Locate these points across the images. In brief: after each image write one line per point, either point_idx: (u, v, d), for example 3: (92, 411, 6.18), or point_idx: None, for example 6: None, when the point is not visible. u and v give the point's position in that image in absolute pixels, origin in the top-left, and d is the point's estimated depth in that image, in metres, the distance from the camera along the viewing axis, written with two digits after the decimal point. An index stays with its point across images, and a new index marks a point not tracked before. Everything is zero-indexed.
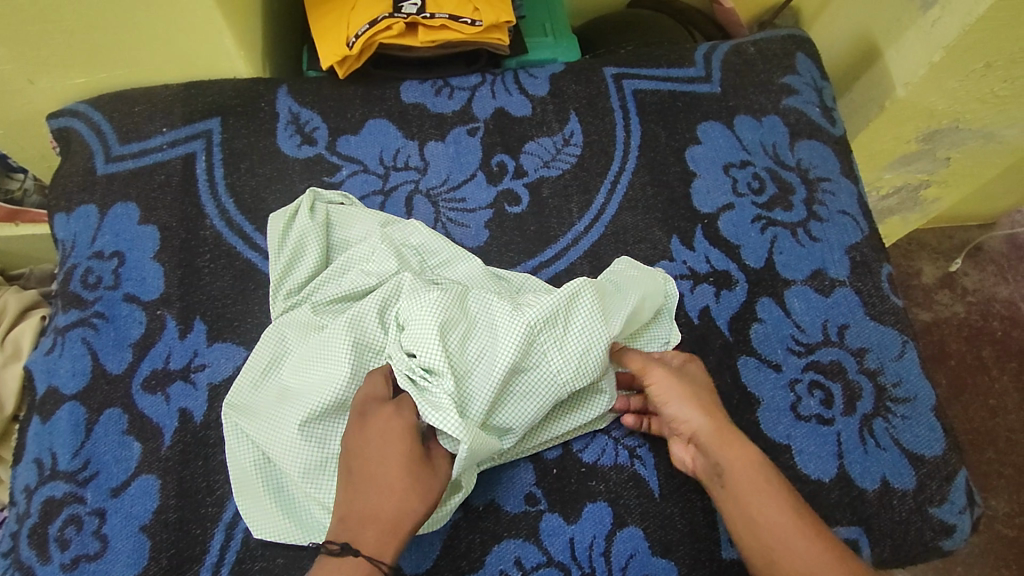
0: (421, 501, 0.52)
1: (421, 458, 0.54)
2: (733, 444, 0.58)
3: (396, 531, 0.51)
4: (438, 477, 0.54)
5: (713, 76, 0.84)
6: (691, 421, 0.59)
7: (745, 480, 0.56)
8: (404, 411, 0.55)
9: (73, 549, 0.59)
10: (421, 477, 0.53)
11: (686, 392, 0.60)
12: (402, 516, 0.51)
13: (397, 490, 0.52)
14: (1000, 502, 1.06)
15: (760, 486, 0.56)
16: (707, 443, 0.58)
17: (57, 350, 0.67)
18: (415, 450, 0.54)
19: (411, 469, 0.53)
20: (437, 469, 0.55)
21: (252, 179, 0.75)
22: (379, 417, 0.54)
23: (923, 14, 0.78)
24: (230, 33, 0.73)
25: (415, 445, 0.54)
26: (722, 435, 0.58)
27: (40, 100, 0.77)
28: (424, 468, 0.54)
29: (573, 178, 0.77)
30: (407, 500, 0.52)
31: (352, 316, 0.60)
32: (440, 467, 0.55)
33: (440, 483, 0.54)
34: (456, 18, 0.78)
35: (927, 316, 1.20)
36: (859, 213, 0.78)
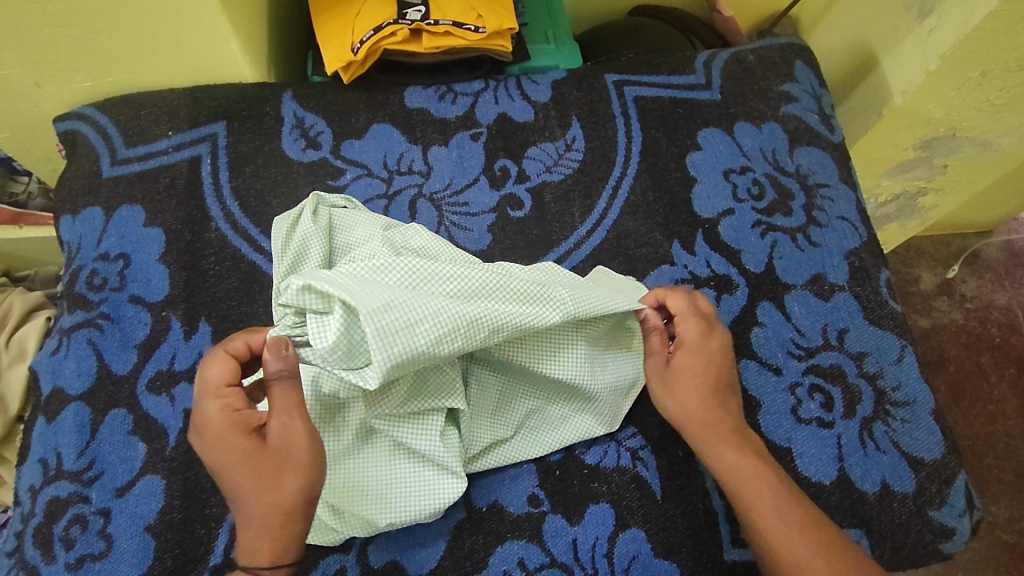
0: (285, 489, 0.51)
1: (255, 448, 0.52)
2: (722, 448, 0.59)
3: (272, 526, 0.51)
4: (291, 455, 0.51)
5: (714, 82, 0.85)
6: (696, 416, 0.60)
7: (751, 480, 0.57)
8: (223, 402, 0.54)
9: (77, 549, 0.59)
10: (264, 469, 0.51)
11: (687, 384, 0.61)
12: (270, 514, 0.51)
13: (248, 491, 0.51)
14: (999, 507, 1.07)
15: (756, 488, 0.57)
16: (698, 445, 0.60)
17: (62, 350, 0.68)
18: (242, 446, 0.52)
19: (252, 466, 0.51)
20: (282, 448, 0.51)
21: (257, 183, 0.76)
22: (201, 437, 0.53)
23: (919, 23, 0.79)
24: (236, 38, 0.74)
25: (240, 439, 0.52)
26: (711, 439, 0.59)
27: (47, 104, 0.78)
28: (263, 458, 0.52)
29: (575, 182, 0.78)
30: (264, 497, 0.51)
31: None
32: (285, 441, 0.51)
33: (293, 459, 0.51)
34: (460, 24, 0.79)
35: (925, 322, 1.21)
36: (858, 219, 0.79)
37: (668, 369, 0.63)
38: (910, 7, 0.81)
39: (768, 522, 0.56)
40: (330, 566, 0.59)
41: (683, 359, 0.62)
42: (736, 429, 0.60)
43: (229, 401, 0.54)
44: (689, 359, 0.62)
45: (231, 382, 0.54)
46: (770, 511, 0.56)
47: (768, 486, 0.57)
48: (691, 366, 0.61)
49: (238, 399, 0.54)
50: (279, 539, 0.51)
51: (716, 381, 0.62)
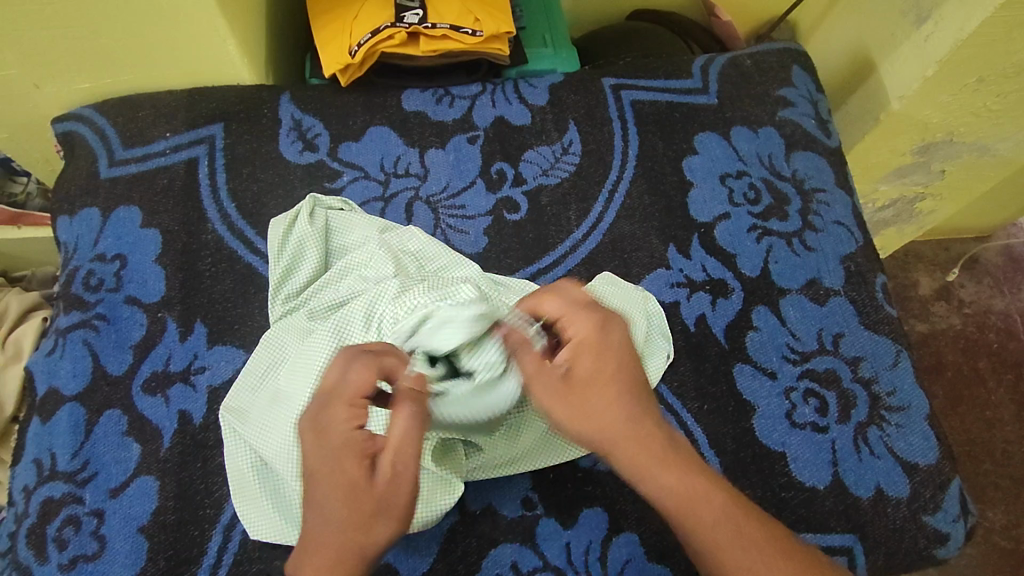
0: (372, 535, 0.45)
1: (361, 482, 0.46)
2: (664, 473, 0.50)
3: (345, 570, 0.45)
4: (391, 503, 0.46)
5: (711, 87, 0.85)
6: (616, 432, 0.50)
7: (695, 511, 0.49)
8: (350, 413, 0.47)
9: (70, 550, 0.59)
10: (365, 507, 0.45)
11: (586, 397, 0.51)
12: (348, 556, 0.45)
13: (338, 523, 0.45)
14: (996, 513, 1.07)
15: (707, 514, 0.49)
16: (635, 475, 0.50)
17: (57, 351, 0.68)
18: (351, 471, 0.46)
19: (352, 497, 0.45)
20: (389, 491, 0.46)
21: (255, 185, 0.76)
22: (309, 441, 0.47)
23: (916, 29, 0.80)
24: (234, 40, 0.75)
25: (352, 464, 0.46)
26: (647, 466, 0.50)
27: (46, 104, 0.78)
28: (364, 495, 0.45)
29: (571, 186, 0.78)
30: (350, 534, 0.45)
31: (339, 319, 0.61)
32: (394, 488, 0.46)
33: (394, 510, 0.46)
34: (457, 28, 0.80)
35: (923, 327, 1.21)
36: (854, 223, 0.79)
37: (564, 388, 0.52)
38: (907, 12, 0.82)
39: (726, 552, 0.48)
40: None
41: (581, 367, 0.52)
42: (679, 449, 0.52)
43: (358, 413, 0.47)
44: (584, 369, 0.52)
45: (366, 393, 0.48)
46: (729, 539, 0.48)
47: (723, 510, 0.49)
48: (590, 372, 0.52)
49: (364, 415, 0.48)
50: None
51: (634, 382, 0.53)
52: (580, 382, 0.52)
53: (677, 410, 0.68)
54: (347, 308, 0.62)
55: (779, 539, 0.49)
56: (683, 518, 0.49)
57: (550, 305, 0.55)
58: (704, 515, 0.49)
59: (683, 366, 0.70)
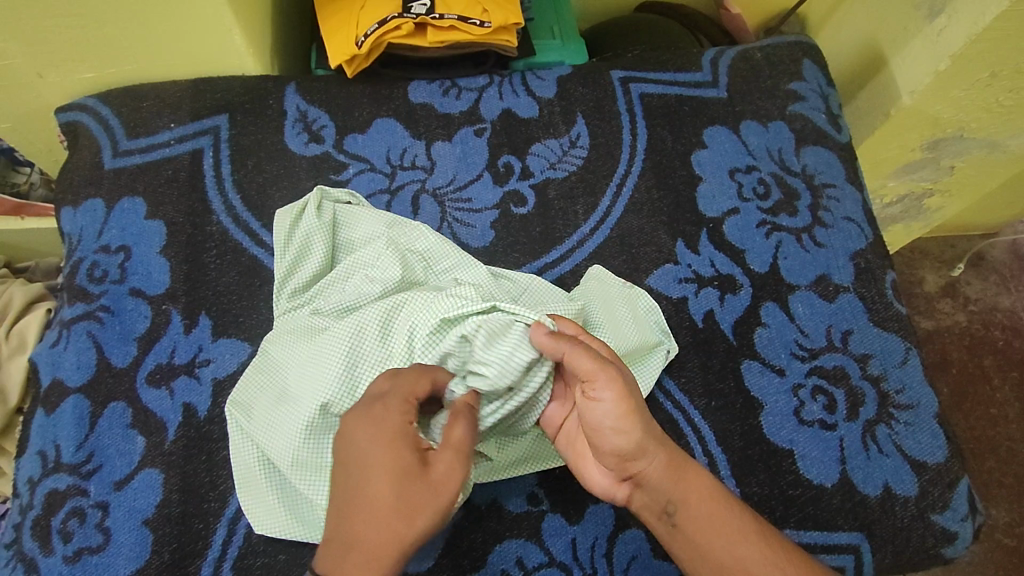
0: (414, 526, 0.47)
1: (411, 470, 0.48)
2: (682, 475, 0.55)
3: (382, 560, 0.46)
4: (437, 496, 0.48)
5: (720, 80, 0.84)
6: (651, 446, 0.54)
7: (698, 512, 0.54)
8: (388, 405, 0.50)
9: (75, 542, 0.59)
10: (408, 493, 0.47)
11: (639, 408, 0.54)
12: (386, 547, 0.46)
13: (381, 512, 0.47)
14: (1000, 511, 1.06)
15: (710, 520, 0.54)
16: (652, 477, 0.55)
17: (62, 342, 0.67)
18: (404, 460, 0.48)
19: (400, 484, 0.48)
20: (433, 482, 0.48)
21: (259, 176, 0.75)
22: (366, 416, 0.50)
23: (930, 22, 0.78)
24: (240, 30, 0.74)
25: (404, 454, 0.49)
26: (676, 467, 0.55)
27: (49, 94, 0.77)
28: (416, 481, 0.48)
29: (579, 180, 0.78)
30: (392, 524, 0.47)
31: (355, 323, 0.59)
32: (442, 480, 0.49)
33: (439, 502, 0.48)
34: (465, 18, 0.79)
35: (928, 324, 1.20)
36: (864, 219, 0.79)
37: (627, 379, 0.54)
38: (921, 5, 0.81)
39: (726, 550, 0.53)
40: None
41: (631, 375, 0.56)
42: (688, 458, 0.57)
43: (409, 410, 0.51)
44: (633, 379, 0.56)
45: (420, 395, 0.52)
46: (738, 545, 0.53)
47: (732, 517, 0.54)
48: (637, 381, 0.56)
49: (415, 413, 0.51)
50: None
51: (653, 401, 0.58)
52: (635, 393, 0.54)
53: (684, 407, 0.67)
54: (364, 313, 0.60)
55: (782, 545, 0.53)
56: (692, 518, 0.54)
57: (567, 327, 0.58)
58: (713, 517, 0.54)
59: (690, 363, 0.69)
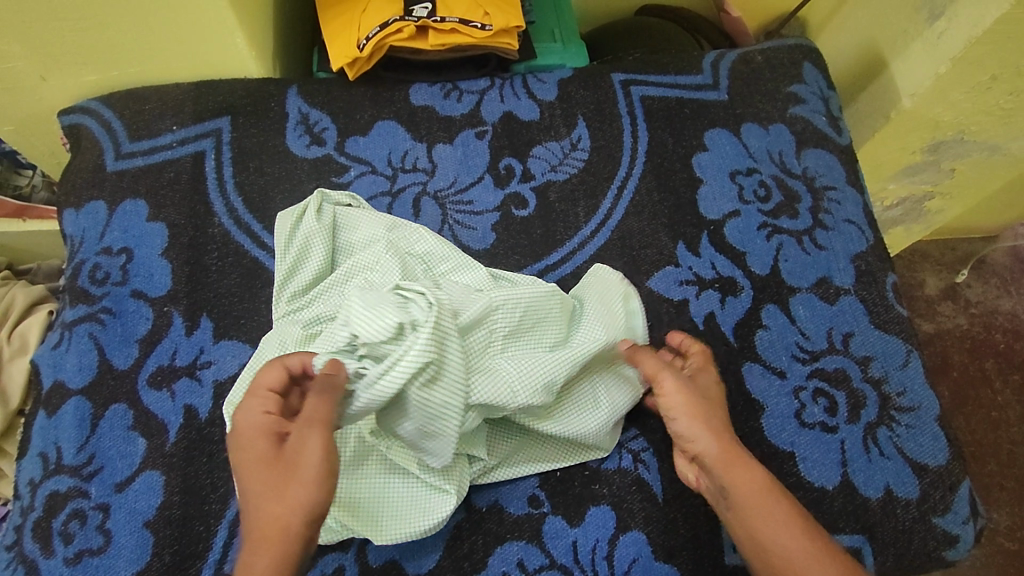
0: (289, 505, 0.47)
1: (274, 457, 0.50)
2: (738, 465, 0.54)
3: (271, 544, 0.46)
4: (302, 470, 0.48)
5: (721, 83, 0.84)
6: (699, 440, 0.56)
7: (754, 505, 0.52)
8: (258, 404, 0.53)
9: (76, 544, 0.59)
10: (276, 477, 0.49)
11: (693, 405, 0.57)
12: (272, 531, 0.47)
13: (259, 502, 0.48)
14: (1001, 514, 1.06)
15: (770, 519, 0.52)
16: (711, 464, 0.55)
17: (64, 344, 0.67)
18: (263, 449, 0.50)
19: (267, 472, 0.49)
20: (296, 459, 0.49)
21: (261, 179, 0.76)
22: (239, 422, 0.52)
23: (930, 26, 0.79)
24: (242, 33, 0.74)
25: (262, 443, 0.51)
26: (732, 457, 0.55)
27: (52, 97, 0.78)
28: (276, 462, 0.49)
29: (580, 182, 0.78)
30: (271, 509, 0.48)
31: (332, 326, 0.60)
32: (300, 453, 0.49)
33: (303, 471, 0.48)
34: (466, 21, 0.79)
35: (929, 327, 1.20)
36: (865, 222, 0.79)
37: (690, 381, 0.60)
38: (921, 8, 0.81)
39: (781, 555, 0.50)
40: (328, 565, 0.59)
41: (704, 382, 0.61)
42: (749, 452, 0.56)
43: (266, 403, 0.53)
44: (703, 389, 0.61)
45: (274, 386, 0.54)
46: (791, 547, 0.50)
47: (782, 510, 0.52)
48: (707, 387, 0.61)
49: (274, 404, 0.53)
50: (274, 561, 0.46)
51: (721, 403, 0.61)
52: (688, 394, 0.58)
53: None
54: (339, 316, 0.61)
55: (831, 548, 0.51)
56: (746, 507, 0.53)
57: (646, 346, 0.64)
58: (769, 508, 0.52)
59: None
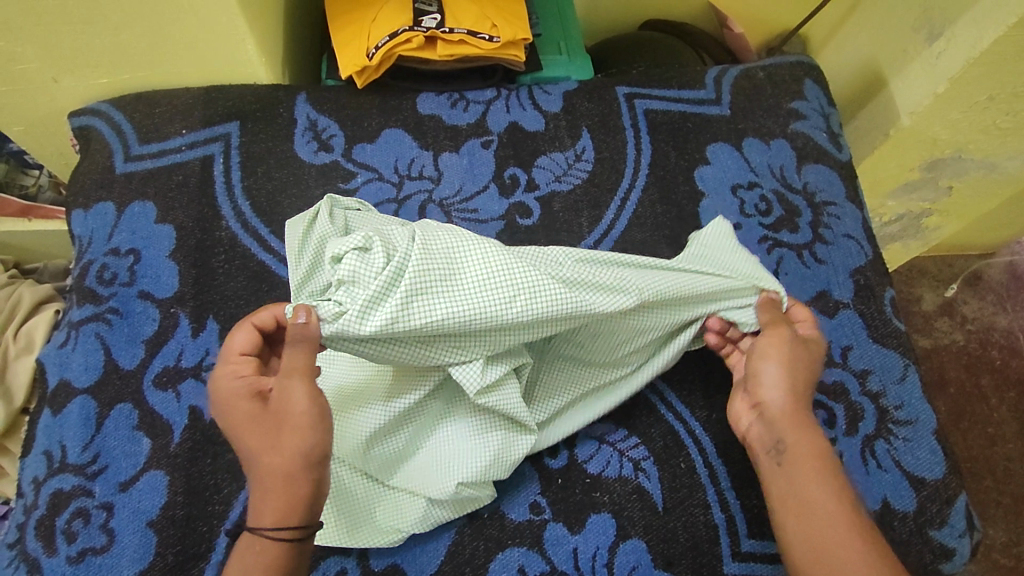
0: (283, 452, 0.49)
1: (258, 410, 0.52)
2: (802, 432, 0.56)
3: (274, 488, 0.49)
4: (290, 417, 0.50)
5: (723, 98, 0.86)
6: (770, 392, 0.58)
7: (803, 461, 0.54)
8: (232, 369, 0.55)
9: (79, 542, 0.59)
10: (264, 427, 0.50)
11: (783, 367, 0.59)
12: (275, 477, 0.49)
13: (254, 452, 0.50)
14: (997, 530, 1.07)
15: (813, 482, 0.53)
16: (779, 421, 0.57)
17: (70, 343, 0.68)
18: (244, 408, 0.52)
19: (253, 423, 0.51)
20: (281, 409, 0.50)
21: (269, 183, 0.76)
22: (218, 388, 0.54)
23: (929, 46, 0.80)
24: (253, 40, 0.75)
25: (243, 402, 0.52)
26: (796, 417, 0.57)
27: (63, 99, 0.78)
28: (262, 416, 0.51)
29: (584, 193, 0.79)
30: (265, 457, 0.49)
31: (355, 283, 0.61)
32: (284, 402, 0.50)
33: (290, 417, 0.50)
34: (474, 33, 0.80)
35: (926, 342, 1.21)
36: (864, 237, 0.80)
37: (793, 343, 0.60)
38: (920, 29, 0.82)
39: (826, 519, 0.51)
40: (330, 568, 0.60)
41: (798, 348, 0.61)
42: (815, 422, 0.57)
43: (239, 367, 0.55)
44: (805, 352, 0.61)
45: (246, 349, 0.55)
46: (832, 511, 0.51)
47: (833, 479, 0.53)
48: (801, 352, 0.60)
49: (248, 366, 0.55)
50: (280, 503, 0.49)
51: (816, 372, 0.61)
52: (786, 357, 0.59)
53: (685, 419, 0.67)
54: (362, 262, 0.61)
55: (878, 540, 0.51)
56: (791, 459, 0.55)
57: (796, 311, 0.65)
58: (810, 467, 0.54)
59: (691, 376, 0.70)
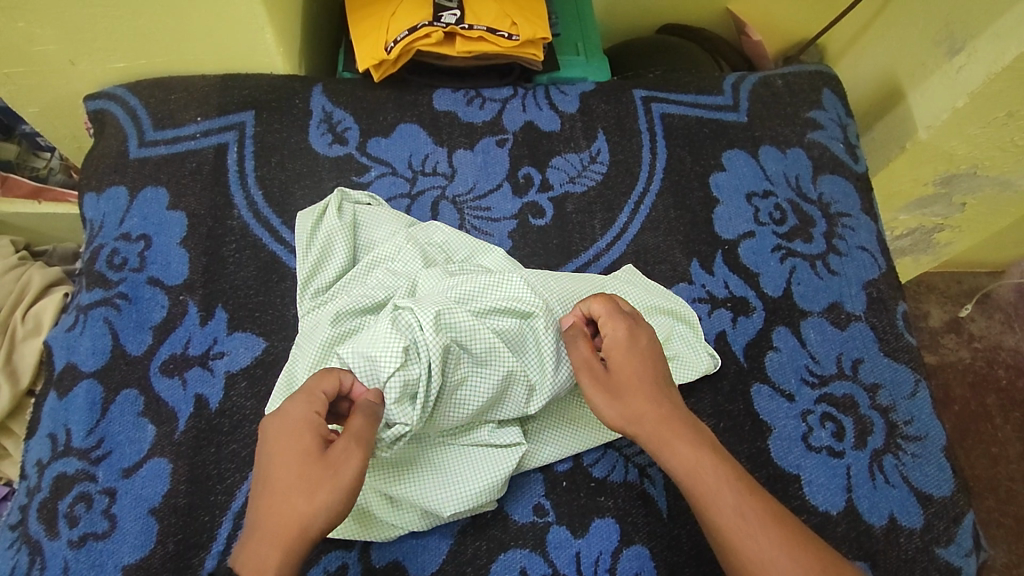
0: (314, 505, 0.47)
1: (311, 454, 0.49)
2: (675, 442, 0.54)
3: (285, 538, 0.47)
4: (339, 475, 0.48)
5: (741, 105, 0.85)
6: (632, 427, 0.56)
7: (699, 480, 0.52)
8: (307, 403, 0.52)
9: (80, 527, 0.59)
10: (309, 475, 0.48)
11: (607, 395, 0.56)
12: (291, 525, 0.47)
13: (283, 493, 0.48)
14: (998, 550, 1.06)
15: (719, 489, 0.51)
16: (649, 443, 0.55)
17: (78, 327, 0.68)
18: (305, 444, 0.49)
19: (301, 467, 0.48)
20: (334, 465, 0.48)
21: (282, 174, 0.76)
22: (282, 412, 0.51)
23: (949, 60, 0.80)
24: (271, 30, 0.75)
25: (303, 437, 0.50)
26: (664, 431, 0.54)
27: (79, 82, 0.78)
28: (315, 464, 0.48)
29: (597, 196, 0.78)
30: (295, 505, 0.47)
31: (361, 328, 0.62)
32: (339, 461, 0.49)
33: (340, 480, 0.48)
34: (494, 30, 0.80)
35: (933, 358, 1.20)
36: (878, 250, 0.79)
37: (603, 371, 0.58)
38: (941, 43, 0.82)
39: (726, 520, 0.50)
40: (331, 563, 0.59)
41: (619, 357, 0.58)
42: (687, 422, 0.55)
43: (315, 403, 0.52)
44: (621, 364, 0.58)
45: (327, 390, 0.53)
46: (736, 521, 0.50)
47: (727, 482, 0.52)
48: (630, 366, 0.57)
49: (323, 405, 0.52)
50: (280, 555, 0.46)
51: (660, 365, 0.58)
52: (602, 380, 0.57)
53: None
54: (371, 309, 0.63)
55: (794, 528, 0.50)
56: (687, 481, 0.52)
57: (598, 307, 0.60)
58: (709, 480, 0.52)
59: (700, 385, 0.69)
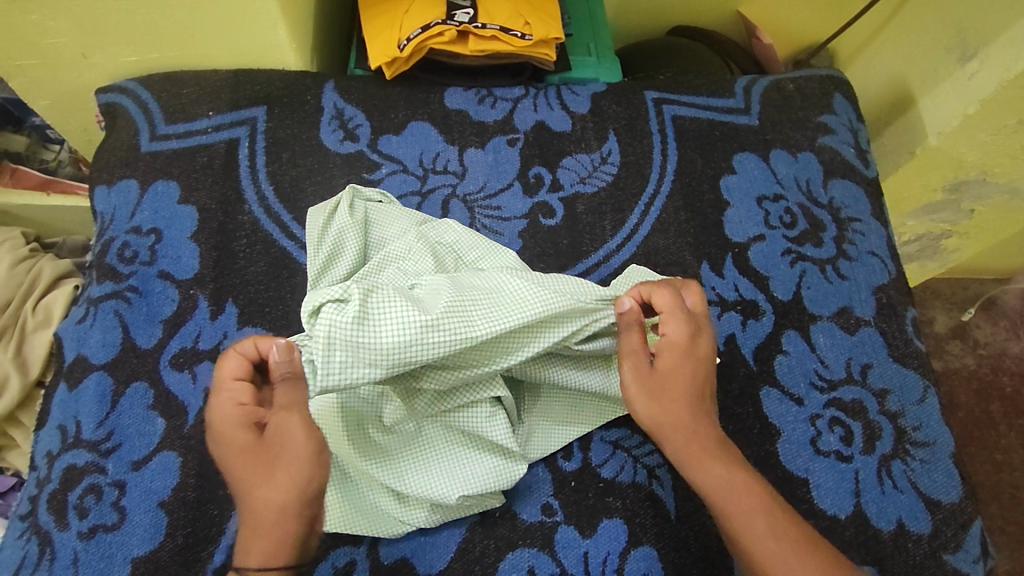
0: (274, 487, 0.50)
1: (253, 442, 0.51)
2: (708, 461, 0.55)
3: (267, 524, 0.49)
4: (288, 449, 0.51)
5: (752, 108, 0.85)
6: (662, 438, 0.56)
7: (725, 501, 0.53)
8: (228, 396, 0.53)
9: (90, 518, 0.59)
10: (262, 461, 0.51)
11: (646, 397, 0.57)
12: (264, 512, 0.50)
13: (245, 486, 0.50)
14: (1001, 557, 1.06)
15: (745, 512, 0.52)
16: (681, 459, 0.56)
17: (88, 319, 0.68)
18: (241, 438, 0.52)
19: (250, 458, 0.51)
20: (277, 444, 0.51)
21: (293, 170, 0.76)
22: (218, 414, 0.53)
23: (961, 66, 0.80)
24: (285, 26, 0.75)
25: (237, 432, 0.52)
26: (696, 450, 0.55)
27: (91, 75, 0.78)
28: (260, 451, 0.51)
29: (608, 196, 0.78)
30: (261, 492, 0.50)
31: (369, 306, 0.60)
32: (281, 435, 0.51)
33: (289, 452, 0.50)
34: (507, 29, 0.80)
35: (938, 365, 1.20)
36: (888, 255, 0.79)
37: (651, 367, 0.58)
38: (953, 49, 0.82)
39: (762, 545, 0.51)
40: (339, 558, 0.59)
41: (669, 359, 0.58)
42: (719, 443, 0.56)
43: (235, 394, 0.53)
44: (668, 367, 0.58)
45: (240, 374, 0.54)
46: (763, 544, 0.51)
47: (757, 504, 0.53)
48: (677, 370, 0.58)
49: (246, 393, 0.53)
50: (268, 541, 0.49)
51: (703, 374, 0.59)
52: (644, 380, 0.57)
53: None
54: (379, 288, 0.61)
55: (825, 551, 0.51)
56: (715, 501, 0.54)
57: (661, 298, 0.60)
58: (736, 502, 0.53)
59: None
